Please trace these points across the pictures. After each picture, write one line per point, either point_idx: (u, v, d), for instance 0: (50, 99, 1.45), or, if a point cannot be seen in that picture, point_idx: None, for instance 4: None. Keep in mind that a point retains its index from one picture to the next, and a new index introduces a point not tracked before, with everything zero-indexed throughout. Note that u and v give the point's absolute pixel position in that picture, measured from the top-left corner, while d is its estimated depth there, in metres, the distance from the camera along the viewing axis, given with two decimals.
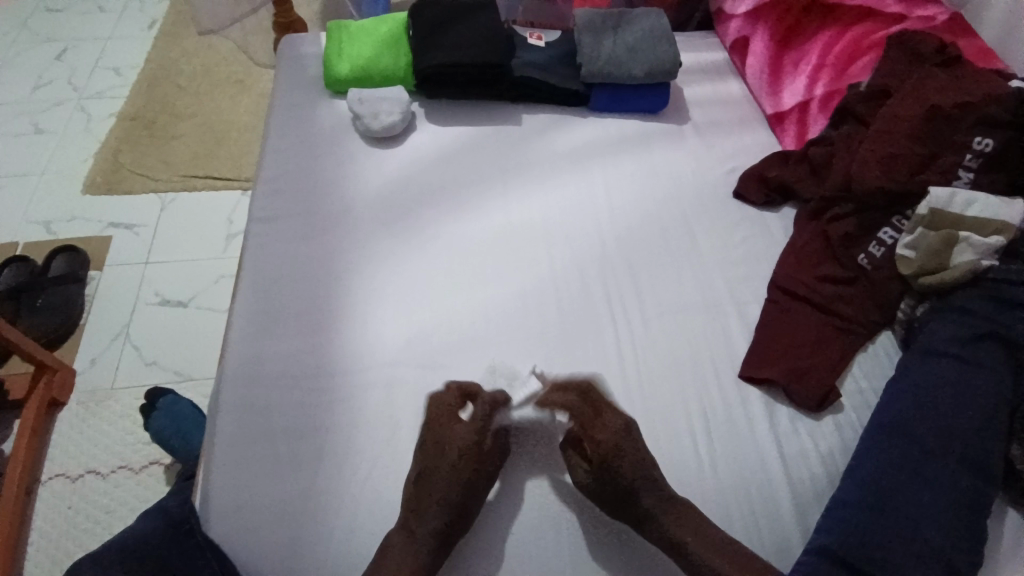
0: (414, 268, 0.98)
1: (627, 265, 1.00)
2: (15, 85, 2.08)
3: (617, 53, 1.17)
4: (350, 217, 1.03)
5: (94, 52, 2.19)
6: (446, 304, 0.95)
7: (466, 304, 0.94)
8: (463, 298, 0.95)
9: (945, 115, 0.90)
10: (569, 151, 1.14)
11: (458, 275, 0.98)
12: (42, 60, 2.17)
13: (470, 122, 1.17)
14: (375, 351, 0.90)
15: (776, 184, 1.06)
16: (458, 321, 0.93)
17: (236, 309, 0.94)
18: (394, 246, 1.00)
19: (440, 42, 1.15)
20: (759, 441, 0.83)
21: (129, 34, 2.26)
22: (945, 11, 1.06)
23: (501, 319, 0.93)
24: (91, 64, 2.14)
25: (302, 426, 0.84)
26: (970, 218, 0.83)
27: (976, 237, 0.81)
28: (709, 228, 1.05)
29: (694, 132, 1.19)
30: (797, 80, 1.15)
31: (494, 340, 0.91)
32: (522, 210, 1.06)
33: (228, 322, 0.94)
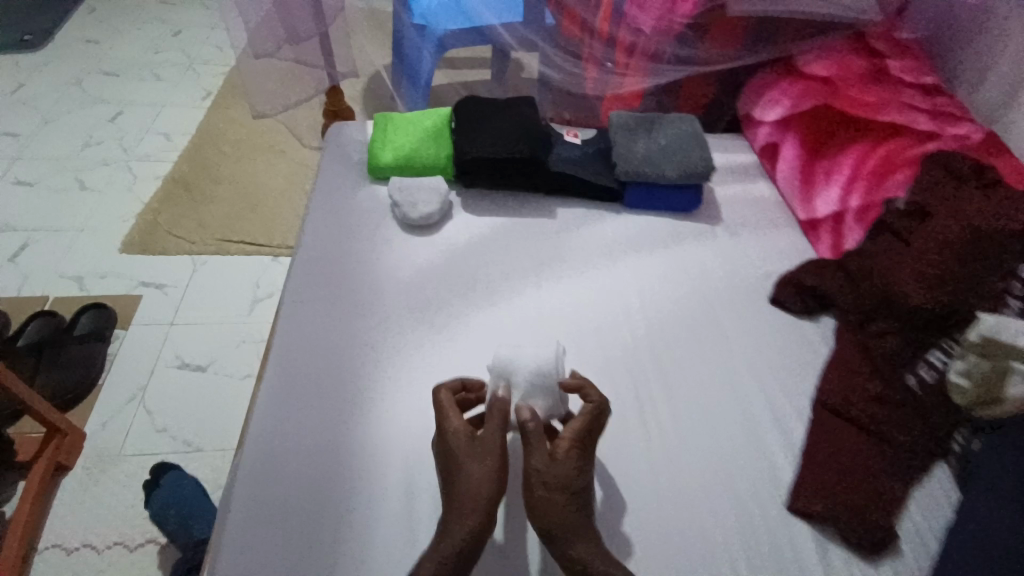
0: (444, 362, 0.96)
1: (661, 369, 0.97)
2: (68, 144, 2.20)
3: (651, 153, 1.17)
4: (385, 302, 1.03)
5: (147, 118, 2.33)
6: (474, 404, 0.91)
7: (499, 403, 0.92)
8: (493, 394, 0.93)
9: (984, 238, 0.89)
10: (603, 245, 1.14)
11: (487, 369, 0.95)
12: (97, 122, 2.30)
13: (505, 212, 1.18)
14: (398, 445, 0.87)
15: (812, 290, 1.05)
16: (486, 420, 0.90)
17: (258, 395, 0.92)
18: (424, 335, 0.99)
19: (477, 136, 1.18)
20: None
21: (182, 103, 2.41)
22: (979, 129, 1.07)
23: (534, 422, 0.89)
24: (143, 129, 2.27)
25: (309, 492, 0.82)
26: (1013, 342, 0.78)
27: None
28: (745, 334, 1.02)
29: (727, 232, 1.18)
30: (831, 190, 1.15)
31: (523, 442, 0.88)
32: (555, 303, 1.05)
33: (252, 405, 0.92)
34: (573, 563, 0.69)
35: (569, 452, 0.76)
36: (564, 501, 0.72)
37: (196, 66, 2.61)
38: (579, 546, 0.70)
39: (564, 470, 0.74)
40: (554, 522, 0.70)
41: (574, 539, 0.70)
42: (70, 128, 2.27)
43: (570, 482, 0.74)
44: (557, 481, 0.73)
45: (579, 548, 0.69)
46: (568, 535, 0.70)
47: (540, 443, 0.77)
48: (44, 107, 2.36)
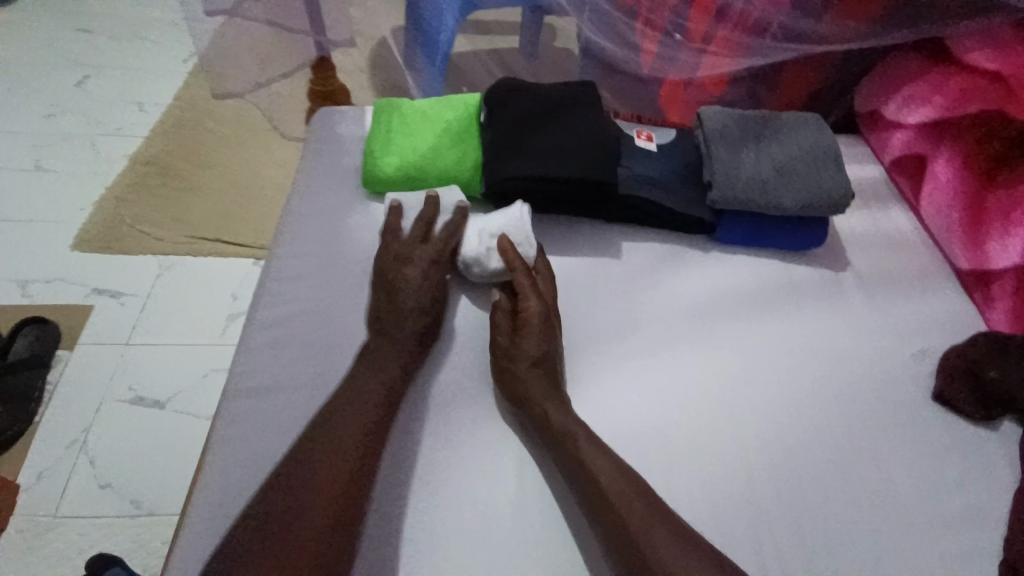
0: (462, 497, 0.64)
1: (787, 519, 0.64)
2: (26, 112, 1.88)
3: (761, 172, 0.83)
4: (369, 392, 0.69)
5: (120, 83, 1.99)
6: (497, 575, 0.60)
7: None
8: (531, 556, 0.61)
9: None
10: (690, 301, 0.81)
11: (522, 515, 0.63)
12: (62, 87, 1.98)
13: (550, 247, 0.85)
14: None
15: (1001, 394, 0.71)
16: None
17: (182, 537, 0.62)
18: (427, 451, 0.67)
19: (517, 139, 0.84)
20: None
21: (162, 65, 2.07)
22: None
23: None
24: (114, 97, 1.94)
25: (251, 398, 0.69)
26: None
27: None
28: (906, 454, 0.70)
29: (858, 286, 0.85)
30: (1014, 235, 0.79)
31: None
32: (618, 408, 0.70)
33: (167, 562, 0.61)
34: (552, 433, 0.64)
35: (533, 314, 0.72)
36: (532, 368, 0.69)
37: (181, 21, 2.25)
38: (554, 410, 0.66)
39: (531, 338, 0.71)
40: (523, 390, 0.67)
41: (547, 403, 0.66)
42: (32, 92, 1.95)
43: (539, 349, 0.70)
44: (523, 348, 0.70)
45: (535, 404, 0.66)
46: (526, 398, 0.67)
47: (502, 316, 0.75)
48: (5, 67, 2.04)
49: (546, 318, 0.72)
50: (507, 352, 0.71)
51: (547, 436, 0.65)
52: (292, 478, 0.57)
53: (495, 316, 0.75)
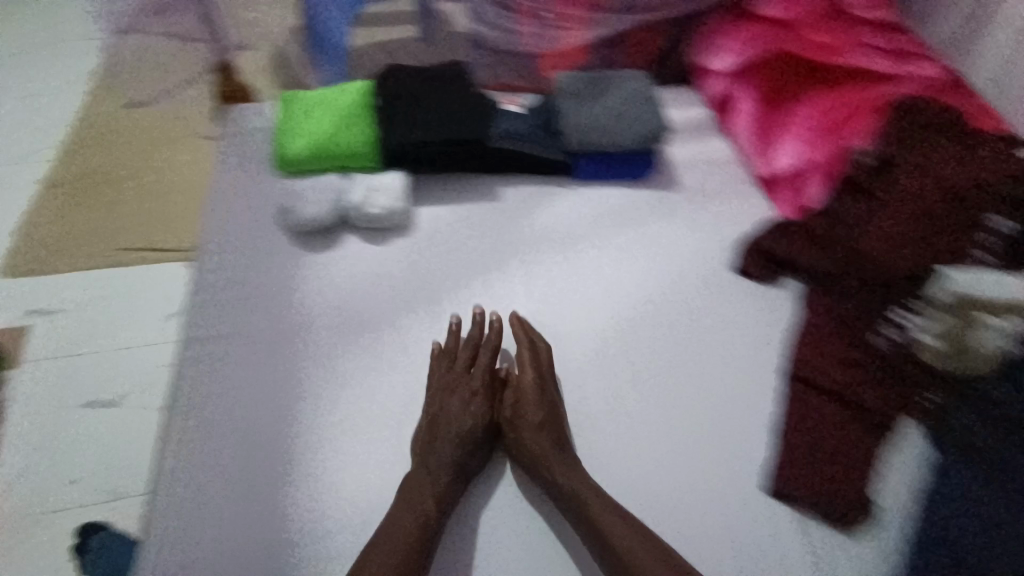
0: (500, 502, 0.79)
1: (633, 365, 0.90)
2: None
3: (604, 118, 1.05)
4: (432, 452, 0.78)
5: (14, 107, 1.97)
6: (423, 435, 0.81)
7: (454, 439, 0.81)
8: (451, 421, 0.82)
9: (959, 195, 0.88)
10: (559, 225, 1.02)
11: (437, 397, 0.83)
12: None
13: (449, 199, 1.03)
14: (334, 512, 0.76)
15: (777, 255, 0.99)
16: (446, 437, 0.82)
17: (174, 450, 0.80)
18: (361, 369, 0.86)
19: (402, 112, 1.00)
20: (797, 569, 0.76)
21: (54, 83, 2.04)
22: (942, 70, 1.02)
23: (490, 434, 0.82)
24: (11, 121, 1.92)
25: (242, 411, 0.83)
26: (965, 296, 0.82)
27: (973, 293, 0.82)
28: (718, 311, 0.96)
29: (688, 201, 1.10)
30: (789, 142, 1.07)
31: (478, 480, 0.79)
32: (506, 310, 0.93)
33: (161, 480, 0.79)
34: (564, 490, 0.75)
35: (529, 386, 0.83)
36: (544, 438, 0.79)
37: (64, 34, 2.20)
38: (564, 472, 0.76)
39: (537, 407, 0.82)
40: (539, 455, 0.78)
41: (557, 466, 0.77)
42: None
43: (541, 415, 0.81)
44: (531, 419, 0.81)
45: (542, 468, 0.77)
46: (543, 464, 0.77)
47: (506, 392, 0.86)
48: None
49: (540, 386, 0.84)
50: (511, 422, 0.82)
51: (558, 497, 0.76)
52: None
53: (501, 392, 0.86)
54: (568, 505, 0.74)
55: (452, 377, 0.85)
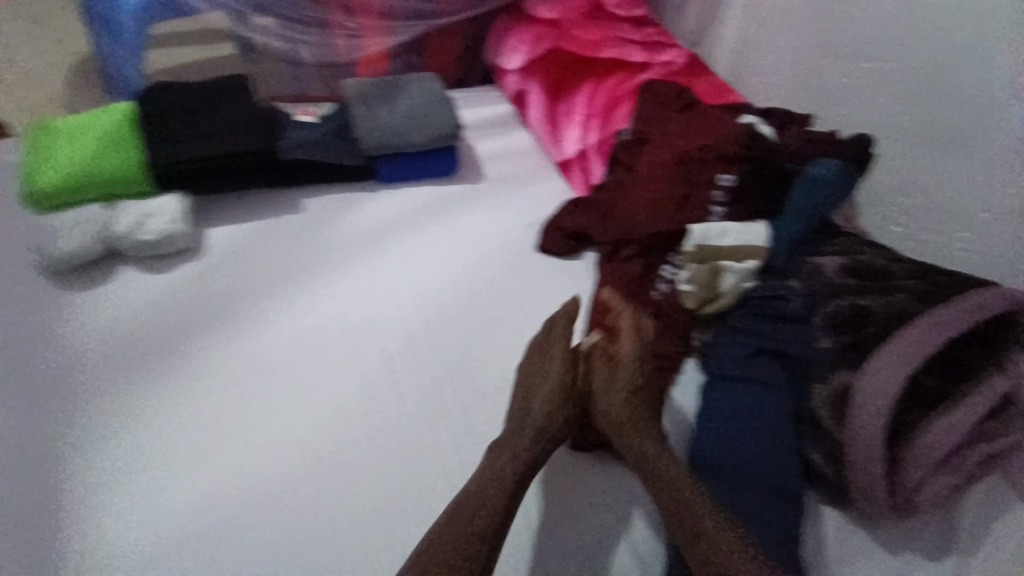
0: (552, 493, 0.81)
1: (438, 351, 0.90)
2: None
3: (395, 122, 1.08)
4: (515, 437, 0.77)
5: None
6: (223, 457, 0.78)
7: (256, 457, 0.78)
8: (255, 437, 0.80)
9: (693, 157, 0.97)
10: (363, 228, 1.04)
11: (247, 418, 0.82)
12: None
13: (251, 216, 1.02)
14: (122, 555, 0.70)
15: (573, 231, 1.08)
16: (249, 455, 0.79)
17: None
18: (152, 404, 0.82)
19: (173, 132, 0.97)
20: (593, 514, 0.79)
21: None
22: (681, 55, 1.20)
23: (295, 443, 0.80)
24: None
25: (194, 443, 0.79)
26: (705, 244, 0.94)
27: (710, 240, 0.94)
28: (522, 287, 1.02)
29: (493, 190, 1.17)
30: (573, 129, 1.18)
31: (279, 495, 0.76)
32: (305, 319, 0.92)
33: None
34: (637, 456, 0.76)
35: (631, 347, 0.84)
36: (628, 401, 0.80)
37: None
38: (642, 438, 0.77)
39: (626, 365, 0.83)
40: (619, 419, 0.79)
41: (628, 431, 0.78)
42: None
43: (636, 379, 0.82)
44: (620, 385, 0.82)
45: (625, 437, 0.78)
46: (629, 429, 0.78)
47: (592, 364, 0.85)
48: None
49: (640, 343, 0.86)
50: (602, 393, 0.82)
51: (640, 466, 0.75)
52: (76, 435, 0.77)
53: (592, 354, 0.86)
54: (645, 468, 0.75)
55: (554, 350, 0.85)
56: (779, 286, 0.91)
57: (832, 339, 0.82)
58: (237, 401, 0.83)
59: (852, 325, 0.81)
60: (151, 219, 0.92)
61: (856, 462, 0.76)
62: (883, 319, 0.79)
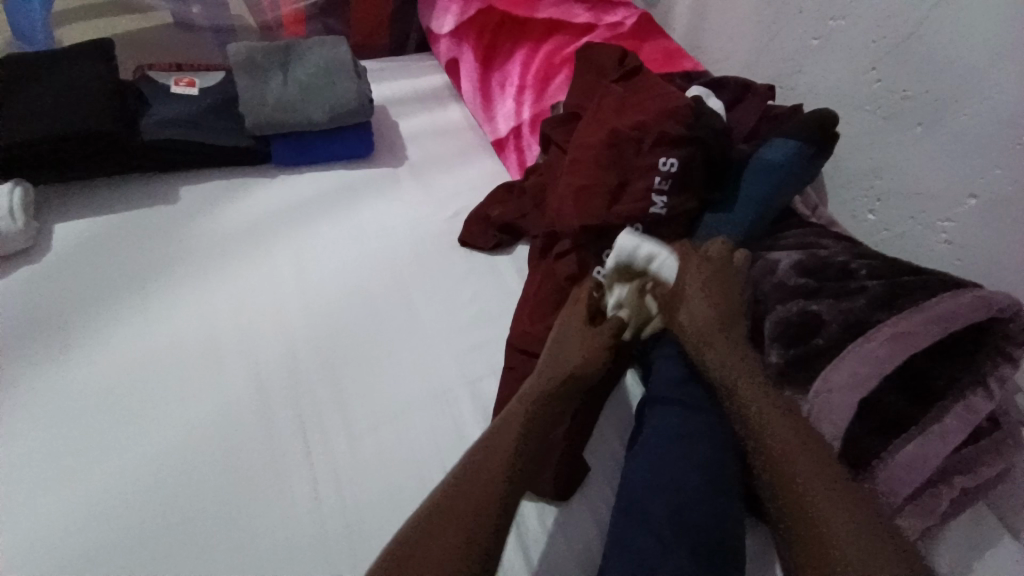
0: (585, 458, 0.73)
1: (326, 365, 0.77)
2: None
3: (288, 96, 0.93)
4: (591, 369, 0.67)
5: None
6: (42, 500, 0.64)
7: (74, 498, 0.64)
8: (85, 475, 0.66)
9: (625, 138, 0.81)
10: (252, 221, 0.90)
11: (77, 451, 0.67)
12: None
13: (111, 211, 0.88)
14: None
15: (501, 223, 0.93)
16: (75, 497, 0.64)
17: None
18: None
19: (11, 111, 0.82)
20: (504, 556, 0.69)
21: None
22: (631, 14, 1.04)
23: (133, 481, 0.66)
24: None
25: (97, 445, 0.68)
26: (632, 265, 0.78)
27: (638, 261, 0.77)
28: (435, 287, 0.88)
29: (412, 173, 1.01)
30: (506, 103, 1.03)
31: (89, 556, 0.61)
32: (162, 333, 0.77)
33: None
34: (722, 380, 0.65)
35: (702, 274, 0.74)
36: (709, 319, 0.70)
37: None
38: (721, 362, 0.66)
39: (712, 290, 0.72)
40: (695, 342, 0.69)
41: (711, 349, 0.67)
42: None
43: (710, 309, 0.70)
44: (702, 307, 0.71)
45: (712, 360, 0.66)
46: (708, 355, 0.67)
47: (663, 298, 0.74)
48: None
49: (710, 269, 0.74)
50: (680, 318, 0.72)
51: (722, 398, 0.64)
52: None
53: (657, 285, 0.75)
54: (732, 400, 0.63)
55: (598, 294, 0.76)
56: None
57: (777, 351, 0.68)
58: (69, 430, 0.69)
59: (800, 337, 0.68)
60: None
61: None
62: (835, 331, 0.66)
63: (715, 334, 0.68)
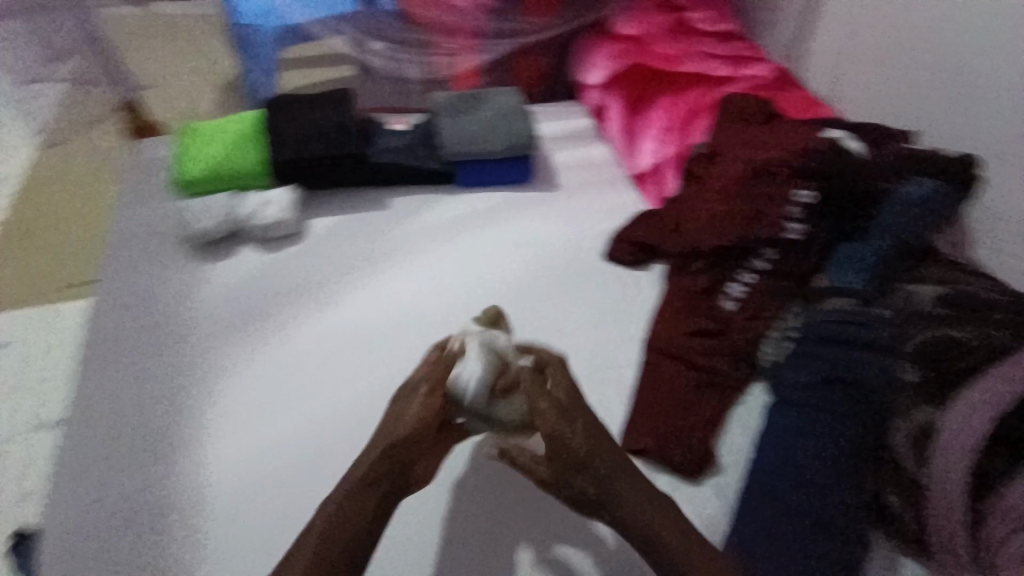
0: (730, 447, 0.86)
1: None
2: None
3: (473, 131, 1.16)
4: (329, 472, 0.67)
5: None
6: (302, 412, 0.87)
7: (316, 414, 0.87)
8: (327, 400, 0.88)
9: (764, 172, 0.94)
10: (436, 228, 1.11)
11: (318, 383, 0.90)
12: None
13: (338, 211, 1.13)
14: (215, 484, 0.82)
15: (640, 244, 1.07)
16: (319, 415, 0.87)
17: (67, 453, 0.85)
18: (243, 364, 0.92)
19: (288, 135, 1.12)
20: (507, 540, 0.79)
21: None
22: (769, 69, 1.17)
23: (361, 409, 0.87)
24: None
25: (327, 380, 0.90)
26: (491, 348, 0.74)
27: (500, 340, 0.76)
28: (585, 292, 1.05)
29: (563, 198, 1.20)
30: (648, 142, 1.19)
31: (338, 455, 0.83)
32: (373, 306, 0.99)
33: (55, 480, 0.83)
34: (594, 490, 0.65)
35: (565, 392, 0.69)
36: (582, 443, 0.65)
37: None
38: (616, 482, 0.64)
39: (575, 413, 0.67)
40: (595, 464, 0.64)
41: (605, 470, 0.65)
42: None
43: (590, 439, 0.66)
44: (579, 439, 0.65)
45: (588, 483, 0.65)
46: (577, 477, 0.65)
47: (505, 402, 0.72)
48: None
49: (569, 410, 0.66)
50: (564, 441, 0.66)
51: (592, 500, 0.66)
52: (203, 374, 0.91)
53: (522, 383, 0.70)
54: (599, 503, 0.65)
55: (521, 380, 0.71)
56: (863, 313, 0.83)
57: (911, 370, 0.75)
58: (310, 367, 0.91)
59: (940, 358, 0.74)
60: (266, 206, 1.07)
61: (938, 510, 0.69)
62: (975, 352, 0.72)
63: (600, 470, 0.65)
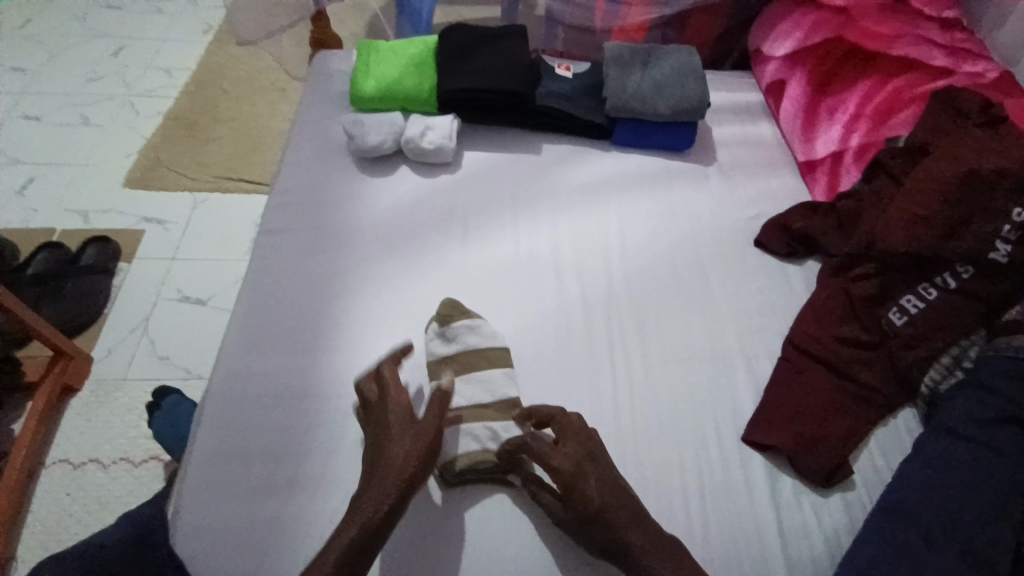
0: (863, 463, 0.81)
1: (634, 305, 0.95)
2: (38, 51, 2.00)
3: (643, 89, 1.13)
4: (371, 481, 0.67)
5: (135, 28, 2.10)
6: None
7: None
8: None
9: (980, 180, 0.84)
10: (584, 185, 1.10)
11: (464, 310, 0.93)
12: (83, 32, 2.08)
13: (492, 148, 1.15)
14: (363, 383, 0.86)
15: (800, 234, 1.00)
16: None
17: (234, 321, 0.92)
18: (393, 278, 0.96)
19: (462, 68, 1.14)
20: (452, 546, 0.72)
21: (177, 8, 2.19)
22: (996, 67, 1.00)
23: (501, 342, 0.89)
24: (131, 40, 2.06)
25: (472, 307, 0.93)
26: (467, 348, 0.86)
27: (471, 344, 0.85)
28: (730, 276, 0.99)
29: (719, 174, 1.14)
30: (832, 129, 1.09)
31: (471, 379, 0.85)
32: (521, 245, 1.01)
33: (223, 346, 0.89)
34: (611, 540, 0.66)
35: (572, 454, 0.71)
36: (592, 483, 0.69)
37: None
38: (625, 529, 0.66)
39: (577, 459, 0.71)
40: (597, 501, 0.67)
41: (620, 517, 0.67)
42: (39, 35, 2.05)
43: (603, 482, 0.69)
44: (584, 492, 0.68)
45: (607, 533, 0.66)
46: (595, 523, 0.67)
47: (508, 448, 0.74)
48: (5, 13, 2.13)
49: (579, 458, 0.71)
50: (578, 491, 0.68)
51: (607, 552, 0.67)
52: (357, 279, 0.96)
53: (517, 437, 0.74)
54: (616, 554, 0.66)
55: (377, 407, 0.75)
56: None
57: None
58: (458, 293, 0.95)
59: None
60: (427, 130, 1.10)
61: None
62: None
63: (618, 509, 0.68)
